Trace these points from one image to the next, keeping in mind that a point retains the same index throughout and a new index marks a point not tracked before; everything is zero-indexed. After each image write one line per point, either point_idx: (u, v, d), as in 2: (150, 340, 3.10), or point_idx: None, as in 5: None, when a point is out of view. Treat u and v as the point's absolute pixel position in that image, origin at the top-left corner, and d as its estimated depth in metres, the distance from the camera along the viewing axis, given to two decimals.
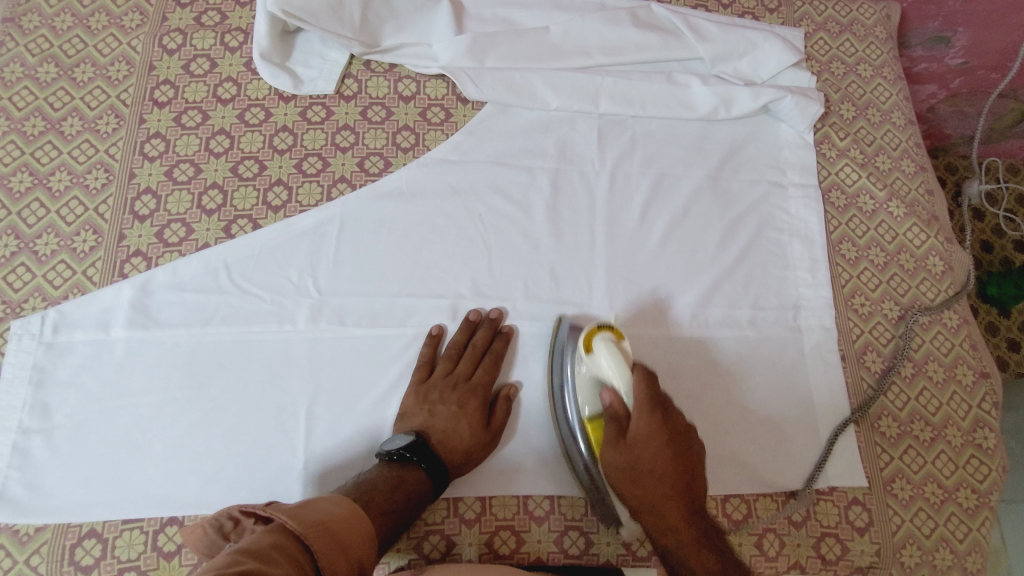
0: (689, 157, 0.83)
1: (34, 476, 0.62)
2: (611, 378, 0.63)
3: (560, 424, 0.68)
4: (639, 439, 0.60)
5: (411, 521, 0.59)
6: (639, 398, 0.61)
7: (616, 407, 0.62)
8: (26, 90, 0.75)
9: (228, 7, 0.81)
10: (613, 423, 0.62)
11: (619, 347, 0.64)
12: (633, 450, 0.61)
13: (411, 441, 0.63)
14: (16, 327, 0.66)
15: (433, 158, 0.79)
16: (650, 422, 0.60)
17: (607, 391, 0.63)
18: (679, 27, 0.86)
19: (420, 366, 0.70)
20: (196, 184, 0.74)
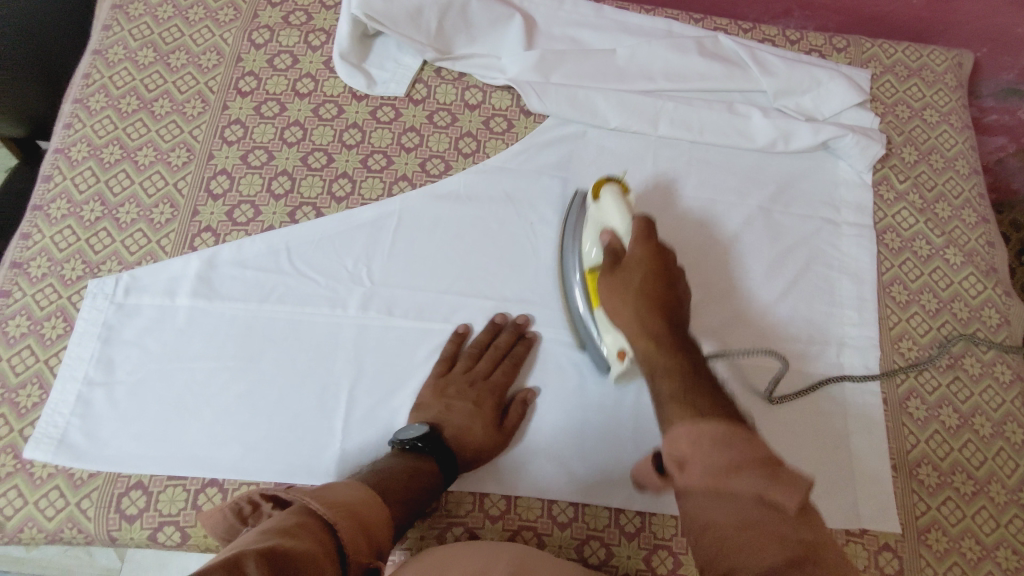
0: (744, 186, 0.84)
1: (92, 425, 0.66)
2: (613, 223, 0.67)
3: (572, 303, 0.74)
4: (631, 264, 0.63)
5: (422, 509, 0.62)
6: (635, 230, 0.65)
7: (614, 244, 0.66)
8: (125, 71, 0.81)
9: (314, 9, 0.87)
10: (609, 255, 0.65)
11: (623, 200, 0.69)
12: (626, 273, 0.63)
13: (425, 432, 0.66)
14: (92, 286, 0.71)
15: (492, 164, 0.82)
16: (646, 249, 0.63)
17: (607, 233, 0.67)
18: (744, 59, 0.88)
19: (441, 361, 0.72)
20: (268, 170, 0.78)
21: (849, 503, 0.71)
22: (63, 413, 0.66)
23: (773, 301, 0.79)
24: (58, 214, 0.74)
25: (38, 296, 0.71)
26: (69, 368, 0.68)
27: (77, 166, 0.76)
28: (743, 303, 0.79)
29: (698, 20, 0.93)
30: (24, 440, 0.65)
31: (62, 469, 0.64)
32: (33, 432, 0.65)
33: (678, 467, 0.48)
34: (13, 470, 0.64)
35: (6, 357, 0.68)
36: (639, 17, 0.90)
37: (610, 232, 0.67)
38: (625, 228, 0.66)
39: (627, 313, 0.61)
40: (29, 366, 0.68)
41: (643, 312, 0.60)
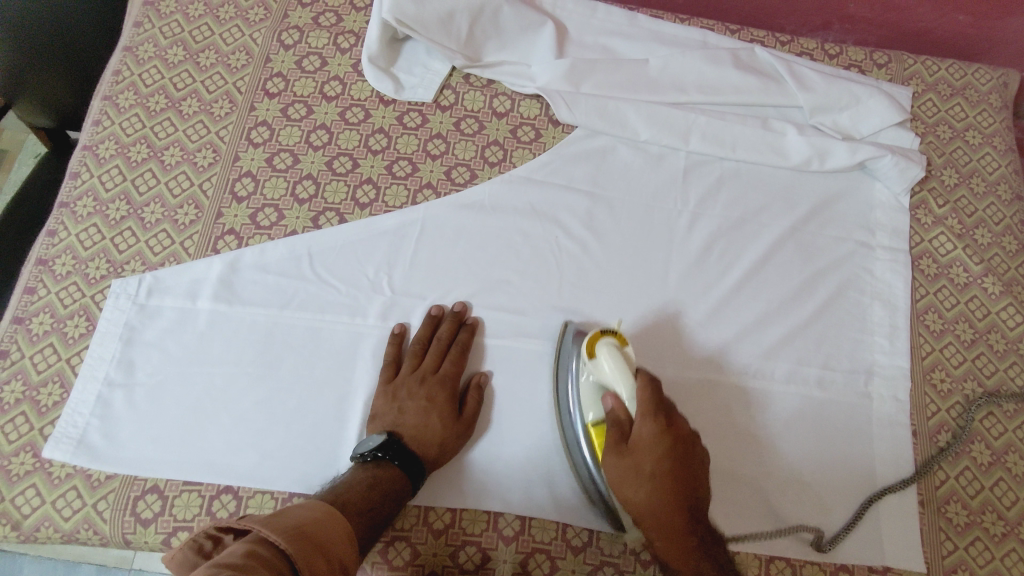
0: (776, 206, 0.82)
1: (111, 427, 0.66)
2: (614, 386, 0.62)
3: (570, 428, 0.68)
4: (640, 448, 0.60)
5: (390, 518, 0.59)
6: (642, 404, 0.60)
7: (618, 412, 0.62)
8: (154, 69, 0.81)
9: (345, 11, 0.86)
10: (614, 427, 0.62)
11: (620, 351, 0.64)
12: (635, 455, 0.60)
13: (382, 441, 0.64)
14: (115, 285, 0.71)
15: (518, 176, 0.80)
16: (655, 425, 0.60)
17: (610, 396, 0.62)
18: (781, 73, 0.85)
19: (386, 365, 0.70)
20: (293, 174, 0.78)
21: (875, 539, 0.69)
22: (83, 414, 0.66)
23: (801, 388, 0.75)
24: (84, 212, 0.74)
25: (62, 294, 0.71)
26: (90, 368, 0.68)
27: (104, 164, 0.77)
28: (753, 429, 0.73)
29: (734, 30, 0.91)
30: (44, 439, 0.65)
31: (80, 470, 0.64)
32: (53, 431, 0.65)
33: None
34: (32, 468, 0.64)
35: (29, 355, 0.68)
36: (674, 27, 0.88)
37: (614, 393, 0.62)
38: (630, 394, 0.61)
39: (638, 496, 0.60)
40: (51, 364, 0.68)
41: (660, 506, 0.59)
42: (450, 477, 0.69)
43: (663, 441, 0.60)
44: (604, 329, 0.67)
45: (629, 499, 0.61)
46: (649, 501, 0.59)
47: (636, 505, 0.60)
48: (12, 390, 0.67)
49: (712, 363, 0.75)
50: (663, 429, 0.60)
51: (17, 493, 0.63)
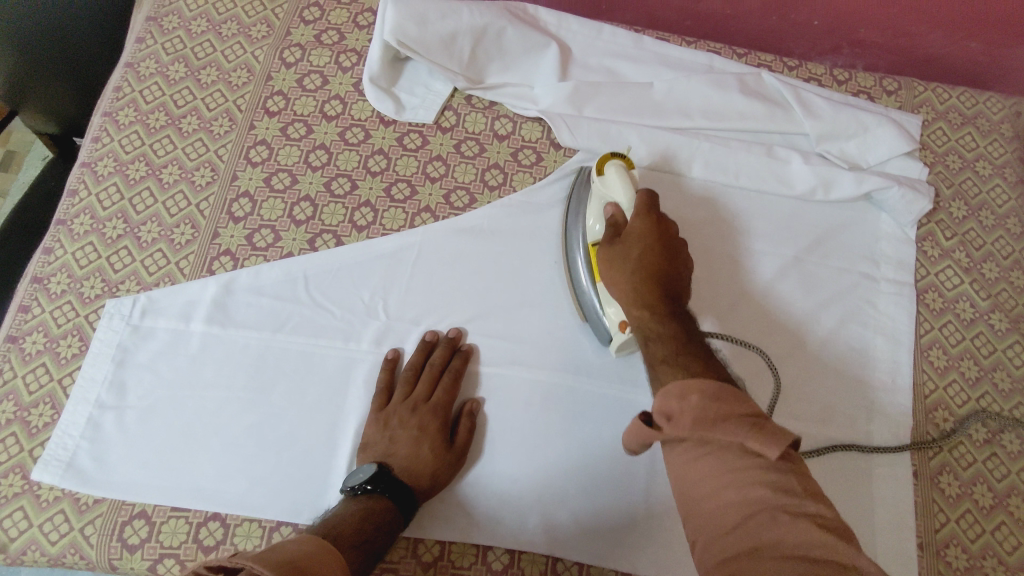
0: (779, 235, 0.81)
1: (100, 449, 0.66)
2: (616, 195, 0.68)
3: (574, 270, 0.74)
4: (631, 237, 0.64)
5: (382, 551, 0.58)
6: (639, 204, 0.65)
7: (617, 218, 0.67)
8: (155, 85, 0.81)
9: (347, 29, 0.85)
10: (609, 228, 0.67)
11: (626, 173, 0.69)
12: (625, 245, 0.64)
13: (373, 473, 0.63)
14: (109, 305, 0.71)
15: (518, 201, 0.79)
16: (645, 223, 0.64)
17: (610, 207, 0.68)
18: (788, 99, 0.84)
19: (379, 392, 0.69)
20: (291, 194, 0.77)
21: None
22: (73, 436, 0.66)
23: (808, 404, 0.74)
24: (81, 230, 0.74)
25: (56, 313, 0.70)
26: (82, 390, 0.68)
27: (103, 181, 0.76)
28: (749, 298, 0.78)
29: (741, 55, 0.90)
30: (33, 461, 0.65)
31: (68, 493, 0.64)
32: (43, 453, 0.65)
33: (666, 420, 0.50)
34: (20, 490, 0.64)
35: (21, 374, 0.68)
36: (679, 50, 0.87)
37: (614, 206, 0.68)
38: (627, 201, 0.66)
39: (624, 284, 0.63)
40: (43, 385, 0.68)
41: (638, 282, 0.61)
42: (439, 510, 0.68)
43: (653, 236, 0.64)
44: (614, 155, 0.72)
45: (613, 281, 0.64)
46: (622, 280, 0.63)
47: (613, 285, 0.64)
48: (3, 410, 0.67)
49: (712, 205, 0.81)
50: (653, 224, 0.64)
51: (5, 516, 0.63)
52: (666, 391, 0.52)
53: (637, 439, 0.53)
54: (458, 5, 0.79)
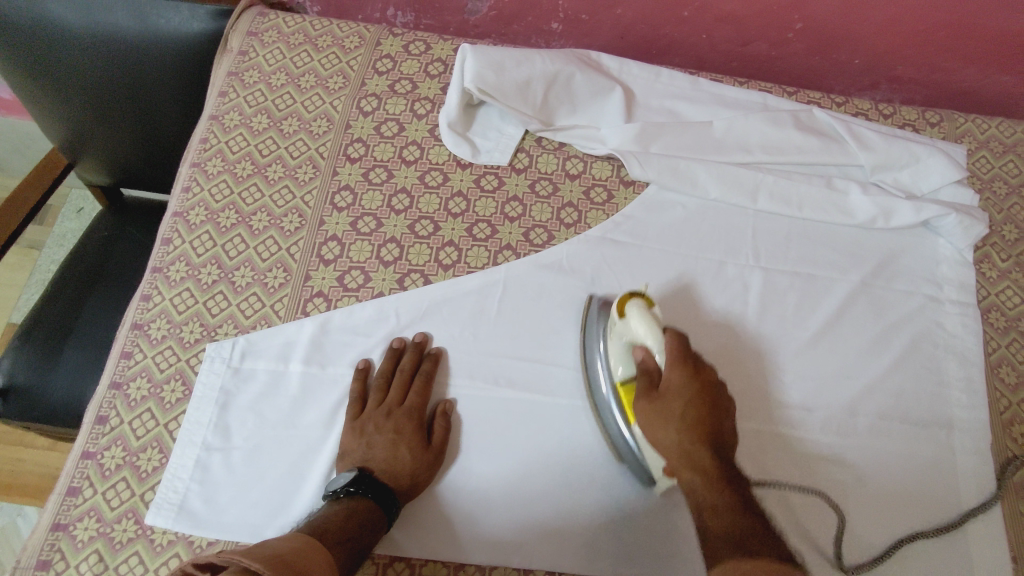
0: (844, 262, 0.84)
1: (210, 491, 0.67)
2: (642, 339, 0.66)
3: (603, 413, 0.71)
4: (671, 391, 0.63)
5: (368, 549, 0.59)
6: (671, 355, 0.64)
7: (648, 363, 0.65)
8: (240, 136, 0.84)
9: (420, 78, 0.89)
10: (643, 377, 0.65)
11: (649, 313, 0.67)
12: (666, 403, 0.63)
13: (355, 476, 0.64)
14: (210, 349, 0.72)
15: (600, 235, 0.82)
16: (682, 376, 0.63)
17: (640, 349, 0.66)
18: (841, 133, 0.88)
19: (352, 402, 0.71)
20: (377, 237, 0.80)
21: None
22: (182, 479, 0.67)
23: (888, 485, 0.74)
24: (177, 276, 0.76)
25: (157, 358, 0.72)
26: (187, 432, 0.69)
27: (195, 229, 0.79)
28: (792, 438, 0.75)
29: (791, 93, 0.95)
30: (146, 505, 0.66)
31: (182, 536, 0.65)
32: (154, 497, 0.66)
33: None
34: (134, 535, 0.65)
35: (128, 420, 0.69)
36: (735, 91, 0.92)
37: (643, 347, 0.66)
38: (659, 348, 0.64)
39: (667, 442, 0.62)
40: (149, 430, 0.69)
41: (689, 444, 0.61)
42: (544, 541, 0.68)
43: (694, 382, 0.63)
44: (633, 291, 0.70)
45: (658, 439, 0.63)
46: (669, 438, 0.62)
47: (655, 441, 0.63)
48: (112, 455, 0.68)
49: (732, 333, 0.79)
50: (691, 377, 0.63)
51: (120, 561, 0.64)
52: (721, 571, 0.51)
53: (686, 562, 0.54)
54: (532, 55, 0.84)
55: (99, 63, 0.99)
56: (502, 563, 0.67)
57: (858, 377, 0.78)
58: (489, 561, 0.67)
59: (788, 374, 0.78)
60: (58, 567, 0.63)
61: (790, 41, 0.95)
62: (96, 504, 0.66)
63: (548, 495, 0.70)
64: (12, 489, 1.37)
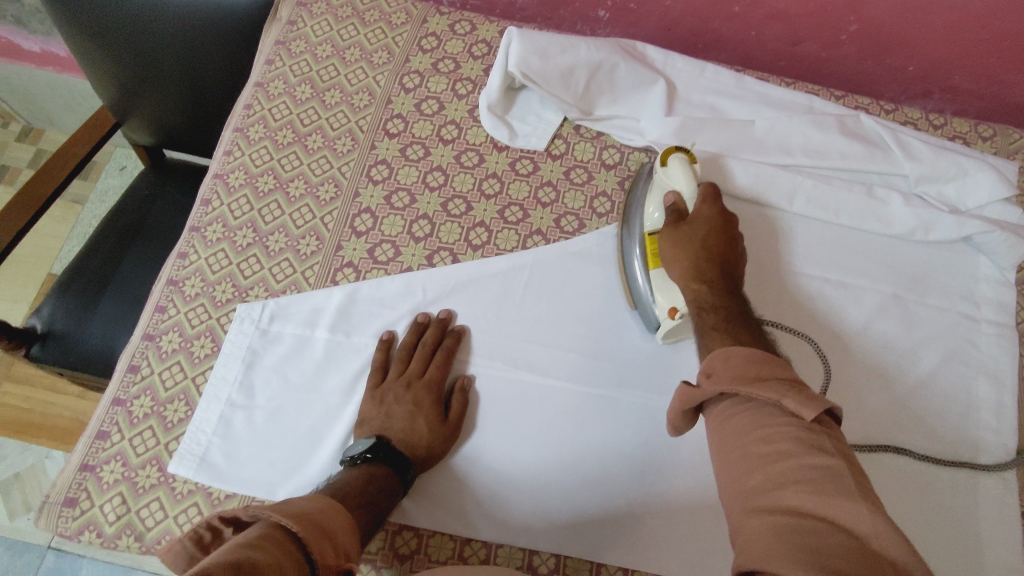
0: (880, 272, 0.82)
1: (231, 446, 0.69)
2: (676, 186, 0.72)
3: (626, 264, 0.76)
4: (698, 219, 0.70)
5: (384, 513, 0.61)
6: (702, 194, 0.71)
7: (679, 204, 0.71)
8: (283, 104, 0.86)
9: (463, 58, 0.90)
10: (672, 211, 0.71)
11: (688, 167, 0.73)
12: (692, 227, 0.69)
13: (372, 443, 0.66)
14: (240, 309, 0.74)
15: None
16: (711, 210, 0.70)
17: (671, 195, 0.72)
18: (887, 141, 0.86)
19: (374, 371, 0.72)
20: (410, 213, 0.81)
21: None
22: (206, 432, 0.69)
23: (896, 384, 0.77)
24: (213, 237, 0.78)
25: (190, 314, 0.74)
26: (213, 388, 0.71)
27: (234, 192, 0.81)
28: (822, 389, 0.77)
29: (838, 98, 0.93)
30: (169, 455, 0.68)
31: (201, 487, 0.67)
32: (178, 447, 0.68)
33: (707, 378, 0.55)
34: (156, 482, 0.67)
35: (158, 371, 0.72)
36: (780, 91, 0.90)
37: (675, 194, 0.72)
38: (692, 187, 0.71)
39: (684, 262, 0.68)
40: (178, 382, 0.71)
41: (703, 261, 0.67)
42: (552, 525, 0.69)
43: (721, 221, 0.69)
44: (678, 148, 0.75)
45: (681, 258, 0.68)
46: (684, 261, 0.68)
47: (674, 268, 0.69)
48: (141, 404, 0.70)
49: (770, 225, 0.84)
50: (716, 212, 0.70)
51: (142, 505, 0.66)
52: (713, 356, 0.56)
53: (681, 405, 0.56)
54: (577, 41, 0.84)
55: (147, 24, 1.00)
56: (508, 542, 0.68)
57: (884, 390, 0.77)
58: (496, 538, 0.68)
59: (811, 269, 0.82)
60: (83, 506, 0.66)
61: (842, 43, 0.93)
62: (123, 449, 0.68)
63: (559, 480, 0.70)
64: (43, 432, 1.42)
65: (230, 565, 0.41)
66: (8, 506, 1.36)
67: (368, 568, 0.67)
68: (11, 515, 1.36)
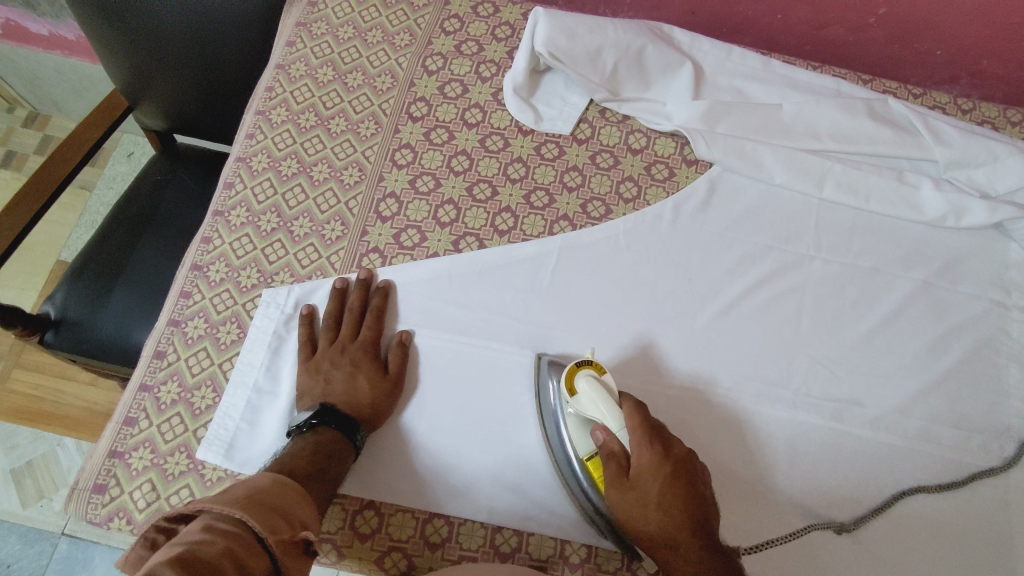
0: (907, 258, 0.81)
1: (258, 432, 0.68)
2: (602, 417, 0.60)
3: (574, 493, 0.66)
4: (642, 479, 0.59)
5: (338, 478, 0.61)
6: (635, 429, 0.59)
7: (612, 445, 0.60)
8: (306, 87, 0.84)
9: (486, 40, 0.88)
10: (612, 463, 0.60)
11: (601, 381, 0.62)
12: (639, 488, 0.59)
13: (316, 410, 0.65)
14: (266, 295, 0.73)
15: (649, 223, 0.81)
16: (653, 454, 0.59)
17: (599, 429, 0.61)
18: (916, 126, 0.85)
19: (303, 345, 0.71)
20: (435, 197, 0.80)
21: None
22: (234, 417, 0.68)
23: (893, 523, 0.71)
24: (237, 221, 0.77)
25: (215, 300, 0.74)
26: (241, 373, 0.70)
27: (257, 176, 0.80)
28: (852, 377, 0.76)
29: (866, 82, 0.92)
30: (198, 441, 0.68)
31: (231, 473, 0.67)
32: (206, 434, 0.68)
33: None
34: (186, 469, 0.66)
35: (184, 357, 0.71)
36: (808, 74, 0.89)
37: (602, 425, 0.61)
38: (619, 425, 0.60)
39: (653, 522, 0.59)
40: (204, 368, 0.71)
41: (667, 493, 0.58)
42: None
43: (664, 469, 0.59)
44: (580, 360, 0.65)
45: (637, 528, 0.59)
46: (649, 522, 0.59)
47: (639, 528, 0.59)
48: (168, 389, 0.70)
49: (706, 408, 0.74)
50: (659, 457, 0.59)
51: (172, 492, 0.65)
52: None
53: None
54: (605, 24, 0.83)
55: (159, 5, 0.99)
56: (539, 530, 0.68)
57: (913, 378, 0.76)
58: (526, 527, 0.68)
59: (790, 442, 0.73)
60: (113, 492, 0.65)
61: (870, 26, 0.91)
62: (151, 436, 0.68)
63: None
64: (55, 421, 1.42)
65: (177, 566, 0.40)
66: (20, 495, 1.36)
67: (400, 558, 0.66)
68: (24, 503, 1.36)
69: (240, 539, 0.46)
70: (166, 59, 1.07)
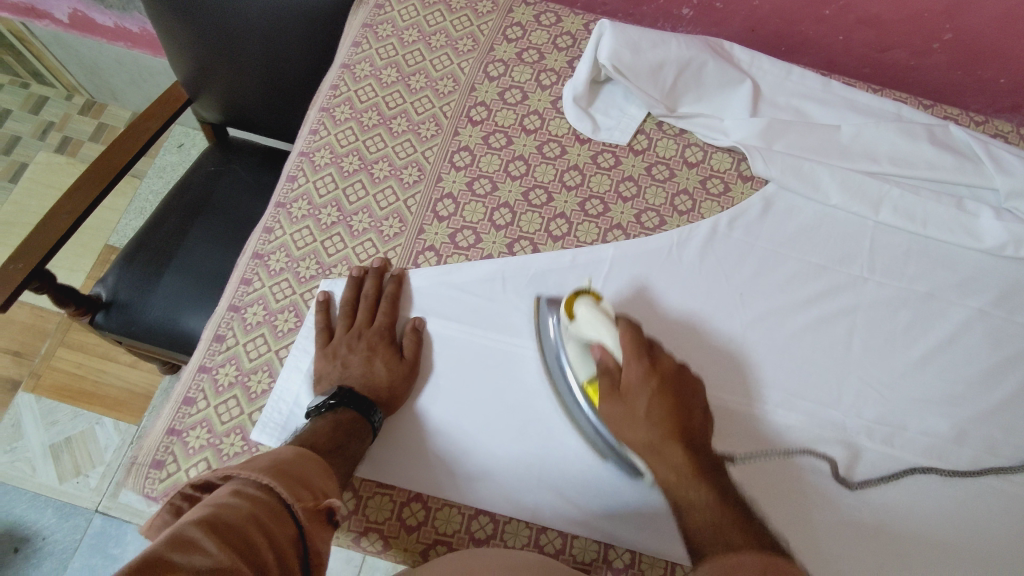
0: (964, 286, 0.80)
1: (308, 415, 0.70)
2: (600, 337, 0.66)
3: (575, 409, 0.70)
4: (633, 391, 0.64)
5: (356, 454, 0.63)
6: (627, 347, 0.65)
7: (607, 361, 0.65)
8: (370, 86, 0.87)
9: (547, 49, 0.90)
10: (604, 377, 0.65)
11: (598, 307, 0.68)
12: (628, 397, 0.64)
13: (333, 394, 0.66)
14: (324, 284, 0.76)
15: (694, 239, 0.81)
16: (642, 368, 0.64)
17: (596, 347, 0.66)
18: (978, 153, 0.84)
19: (319, 332, 0.72)
20: (492, 200, 0.81)
21: None
22: (287, 401, 0.70)
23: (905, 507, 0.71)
24: (299, 214, 0.79)
25: (274, 288, 0.75)
26: (296, 360, 0.72)
27: (319, 170, 0.82)
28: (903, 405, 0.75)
29: (926, 107, 0.92)
30: (252, 423, 0.69)
31: None
32: (260, 417, 0.69)
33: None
34: (240, 451, 0.68)
35: (243, 342, 0.73)
36: (868, 97, 0.88)
37: (599, 345, 0.66)
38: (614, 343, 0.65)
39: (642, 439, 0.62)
40: (261, 354, 0.72)
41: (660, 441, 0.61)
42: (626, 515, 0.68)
43: (652, 382, 0.64)
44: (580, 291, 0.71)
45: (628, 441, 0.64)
46: (638, 436, 0.62)
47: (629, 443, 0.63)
48: (226, 372, 0.71)
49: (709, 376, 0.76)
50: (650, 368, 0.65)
51: None
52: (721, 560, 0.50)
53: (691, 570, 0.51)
54: (667, 38, 0.84)
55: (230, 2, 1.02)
56: (584, 534, 0.68)
57: (965, 405, 0.75)
58: (570, 530, 0.68)
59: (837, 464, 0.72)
60: (170, 469, 0.67)
61: (932, 52, 0.91)
62: (208, 417, 0.69)
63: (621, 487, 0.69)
64: (95, 400, 1.45)
65: (207, 527, 0.42)
66: (58, 469, 1.39)
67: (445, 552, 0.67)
68: (61, 477, 1.38)
69: (268, 505, 0.48)
70: (229, 53, 1.10)
